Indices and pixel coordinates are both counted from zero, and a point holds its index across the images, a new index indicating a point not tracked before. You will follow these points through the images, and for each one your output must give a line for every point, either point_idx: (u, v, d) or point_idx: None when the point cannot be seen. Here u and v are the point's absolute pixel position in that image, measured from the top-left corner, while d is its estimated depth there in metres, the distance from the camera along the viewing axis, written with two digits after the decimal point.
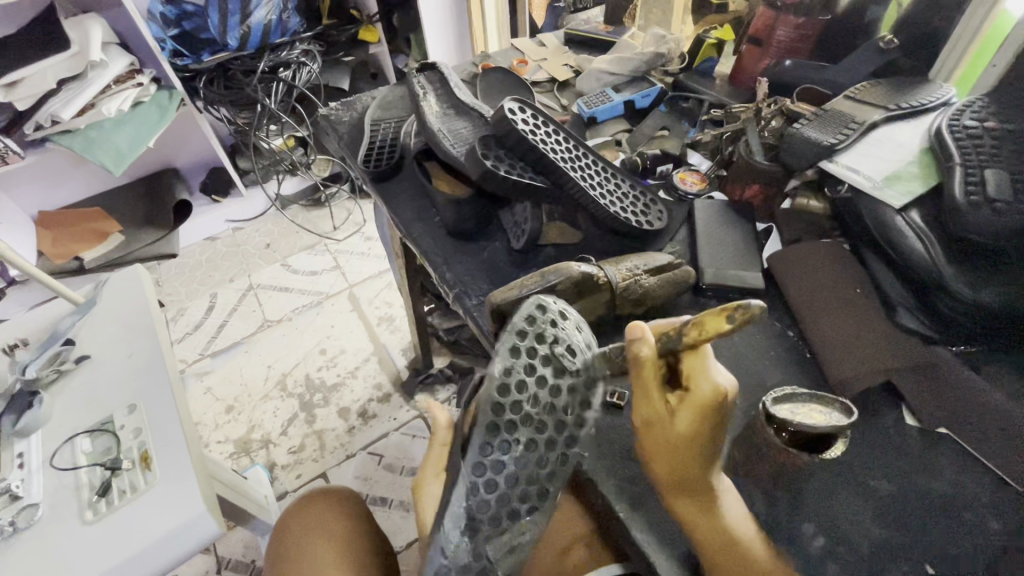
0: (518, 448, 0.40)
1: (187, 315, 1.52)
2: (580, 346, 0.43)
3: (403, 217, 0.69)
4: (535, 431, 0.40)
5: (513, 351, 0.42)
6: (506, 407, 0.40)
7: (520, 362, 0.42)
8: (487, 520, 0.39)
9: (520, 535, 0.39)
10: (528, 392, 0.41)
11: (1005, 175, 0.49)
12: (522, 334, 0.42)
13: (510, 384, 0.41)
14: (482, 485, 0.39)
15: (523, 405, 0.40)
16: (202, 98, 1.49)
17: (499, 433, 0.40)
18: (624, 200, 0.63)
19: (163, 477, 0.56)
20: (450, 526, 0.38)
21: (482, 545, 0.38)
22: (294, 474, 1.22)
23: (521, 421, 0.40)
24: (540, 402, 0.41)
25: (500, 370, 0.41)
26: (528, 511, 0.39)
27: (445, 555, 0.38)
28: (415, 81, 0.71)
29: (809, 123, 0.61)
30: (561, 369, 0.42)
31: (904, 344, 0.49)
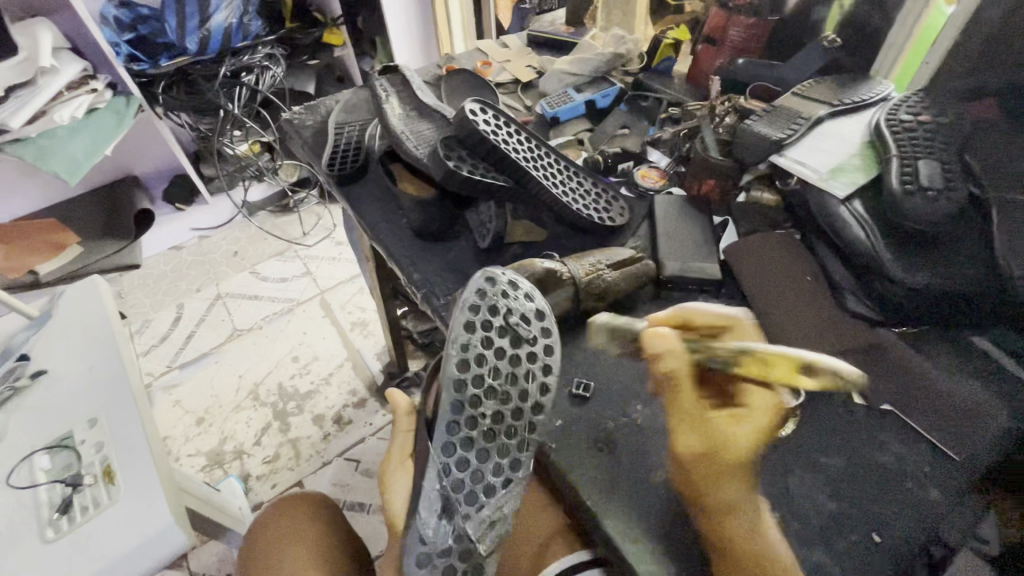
0: (484, 421, 0.45)
1: (153, 327, 1.48)
2: (531, 314, 0.48)
3: (370, 220, 0.69)
4: (499, 403, 0.46)
5: (470, 327, 0.46)
6: (469, 384, 0.45)
7: (476, 337, 0.46)
8: (462, 498, 0.43)
9: (499, 508, 0.44)
10: (489, 365, 0.46)
11: (937, 164, 0.52)
12: (474, 310, 0.47)
13: (469, 360, 0.46)
14: (456, 462, 0.44)
15: (486, 378, 0.46)
16: (161, 103, 1.46)
17: (467, 408, 0.45)
18: (587, 197, 0.64)
19: (127, 491, 0.55)
20: (429, 504, 0.43)
21: (461, 524, 0.43)
22: (269, 484, 1.20)
23: (485, 394, 0.46)
24: (500, 373, 0.46)
25: (460, 346, 0.46)
26: (501, 482, 0.44)
27: (424, 541, 0.42)
28: (377, 83, 0.72)
29: (759, 119, 0.64)
30: (517, 340, 0.48)
31: (850, 328, 0.51)
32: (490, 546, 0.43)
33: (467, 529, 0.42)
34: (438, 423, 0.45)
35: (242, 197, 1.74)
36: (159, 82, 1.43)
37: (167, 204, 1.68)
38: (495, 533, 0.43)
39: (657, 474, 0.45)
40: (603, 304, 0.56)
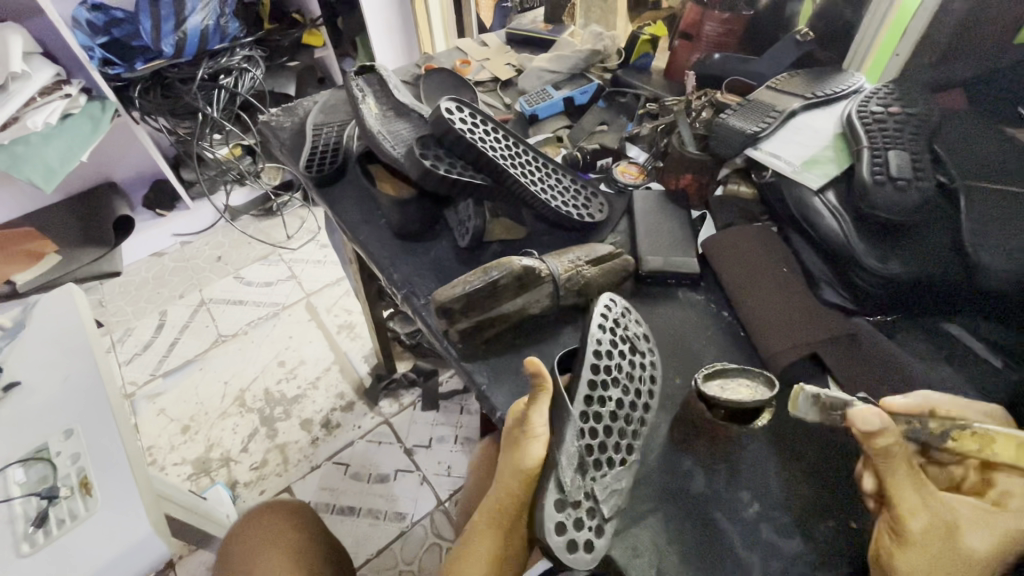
0: (611, 404, 0.45)
1: (135, 335, 1.46)
2: (640, 336, 0.51)
3: (350, 221, 0.69)
4: (623, 393, 0.46)
5: (599, 327, 0.49)
6: (600, 370, 0.46)
7: (604, 337, 0.48)
8: (592, 462, 0.42)
9: (618, 481, 0.42)
10: (614, 359, 0.47)
11: (907, 156, 0.52)
12: (603, 317, 0.50)
13: (599, 352, 0.47)
14: (587, 432, 0.43)
15: (612, 369, 0.47)
16: (137, 108, 1.43)
17: (598, 387, 0.45)
18: (566, 194, 0.64)
19: (105, 501, 0.54)
20: (565, 462, 0.40)
21: (591, 484, 0.41)
22: (257, 490, 1.19)
23: (611, 381, 0.46)
24: (624, 369, 0.48)
25: (594, 339, 0.48)
26: (622, 457, 0.43)
27: (561, 490, 0.39)
28: (354, 83, 0.71)
29: (734, 113, 0.65)
30: (634, 348, 0.50)
31: (826, 317, 0.53)
32: (610, 515, 0.41)
33: (594, 496, 0.41)
34: (575, 392, 0.44)
35: (224, 201, 1.72)
36: (135, 86, 1.40)
37: (147, 210, 1.66)
38: (614, 503, 0.41)
39: (637, 469, 0.46)
40: (583, 301, 0.56)
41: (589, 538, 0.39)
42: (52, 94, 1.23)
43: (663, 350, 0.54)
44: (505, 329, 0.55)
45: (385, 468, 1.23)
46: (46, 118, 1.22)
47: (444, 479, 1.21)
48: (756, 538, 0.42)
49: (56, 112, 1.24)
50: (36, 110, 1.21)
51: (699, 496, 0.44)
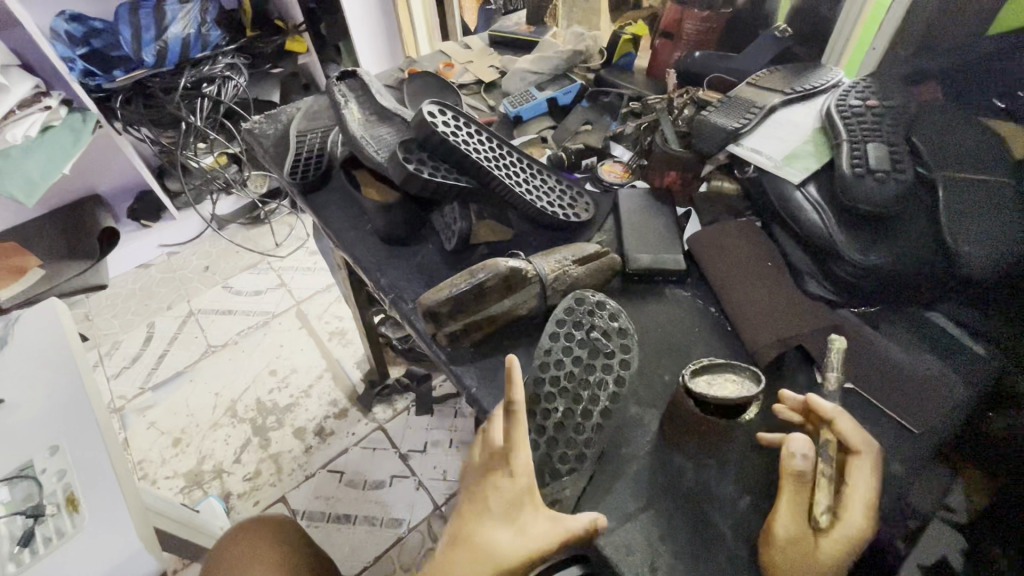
0: (557, 414, 0.46)
1: (123, 348, 1.44)
2: (613, 332, 0.50)
3: (336, 227, 0.68)
4: (572, 400, 0.47)
5: (552, 337, 0.49)
6: (547, 380, 0.47)
7: (558, 345, 0.49)
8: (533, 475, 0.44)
9: (560, 492, 0.44)
10: (566, 367, 0.48)
11: (885, 147, 0.53)
12: (559, 323, 0.50)
13: (548, 362, 0.48)
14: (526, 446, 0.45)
15: (561, 378, 0.47)
16: (120, 118, 1.41)
17: (541, 400, 0.46)
18: (550, 194, 0.64)
19: (92, 517, 0.54)
20: None
21: None
22: (252, 501, 1.18)
23: (558, 392, 0.47)
24: (575, 376, 0.48)
25: (543, 350, 0.49)
26: (567, 470, 0.44)
27: None
28: (336, 89, 0.71)
29: (715, 110, 0.65)
30: (595, 351, 0.49)
31: (811, 309, 0.53)
32: None
33: None
34: None
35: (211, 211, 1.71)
36: (116, 97, 1.38)
37: (132, 221, 1.64)
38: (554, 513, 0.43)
39: (627, 466, 0.46)
40: None
41: None
42: (31, 107, 1.22)
43: (651, 347, 0.54)
44: (494, 331, 0.55)
45: (380, 475, 1.22)
46: (26, 131, 1.20)
47: (439, 483, 1.20)
48: (746, 532, 0.42)
49: (36, 125, 1.22)
50: (16, 122, 1.19)
51: (691, 492, 0.44)
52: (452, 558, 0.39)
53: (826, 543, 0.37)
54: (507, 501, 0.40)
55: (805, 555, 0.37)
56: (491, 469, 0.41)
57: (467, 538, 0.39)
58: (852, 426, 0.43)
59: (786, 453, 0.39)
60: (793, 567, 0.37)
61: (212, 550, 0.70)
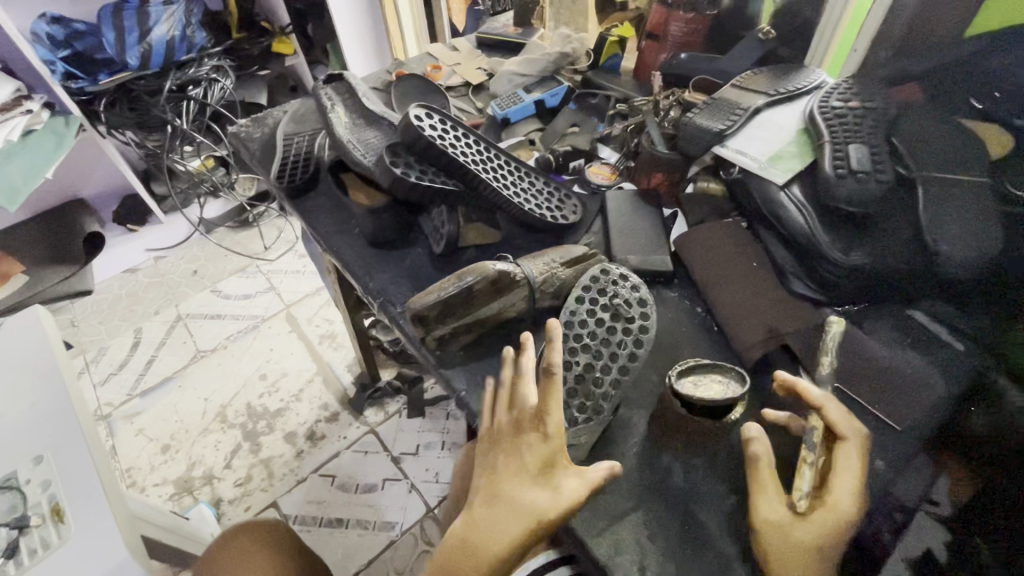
0: (579, 367, 0.48)
1: (110, 354, 1.43)
2: (634, 300, 0.51)
3: (324, 231, 0.68)
4: (593, 357, 0.49)
5: (578, 299, 0.51)
6: (570, 338, 0.49)
7: (583, 307, 0.51)
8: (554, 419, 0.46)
9: (578, 437, 0.46)
10: (591, 326, 0.50)
11: (866, 150, 0.54)
12: (587, 287, 0.52)
13: (573, 321, 0.50)
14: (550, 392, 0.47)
15: (584, 337, 0.49)
16: (104, 122, 1.40)
17: (564, 355, 0.49)
18: (538, 196, 0.65)
19: (79, 529, 0.53)
20: None
21: None
22: (243, 507, 1.17)
23: (582, 347, 0.49)
24: (597, 337, 0.49)
25: (568, 312, 0.51)
26: (582, 418, 0.46)
27: None
28: (322, 93, 0.70)
29: (700, 112, 0.66)
30: (617, 315, 0.50)
31: (794, 309, 0.53)
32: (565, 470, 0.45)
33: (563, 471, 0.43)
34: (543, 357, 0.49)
35: (198, 214, 1.69)
36: (100, 100, 1.37)
37: (118, 226, 1.62)
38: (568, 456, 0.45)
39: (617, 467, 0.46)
40: (560, 303, 0.56)
41: None
42: (12, 111, 1.21)
43: None
44: (483, 333, 0.55)
45: (372, 478, 1.21)
46: (7, 135, 1.20)
47: (432, 486, 1.20)
48: (734, 531, 0.43)
49: (18, 128, 1.22)
50: None
51: (679, 493, 0.44)
52: (484, 511, 0.40)
53: (804, 526, 0.38)
54: (541, 458, 0.41)
55: (781, 539, 0.38)
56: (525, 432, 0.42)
57: (499, 491, 0.41)
58: (843, 414, 0.43)
59: (745, 438, 0.42)
60: (776, 551, 0.37)
61: (202, 557, 0.69)
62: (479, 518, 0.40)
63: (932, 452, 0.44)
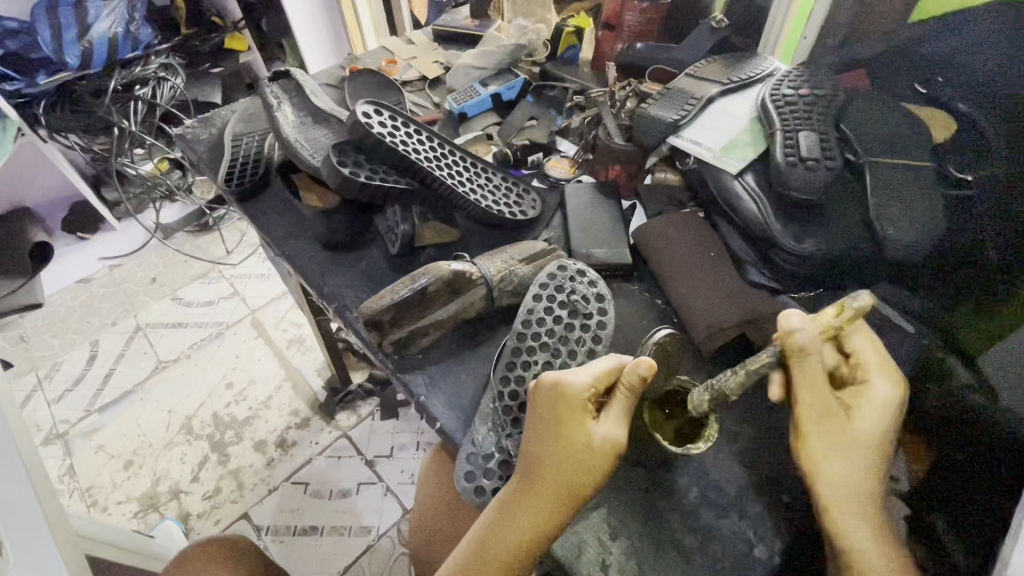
0: (537, 367, 0.47)
1: (64, 369, 1.36)
2: (592, 296, 0.51)
3: (275, 235, 0.66)
4: (551, 355, 0.48)
5: (535, 297, 0.50)
6: (528, 337, 0.49)
7: (540, 305, 0.50)
8: (510, 423, 0.46)
9: None
10: (548, 324, 0.49)
11: (816, 137, 0.54)
12: (545, 285, 0.51)
13: (530, 320, 0.49)
14: (507, 394, 0.47)
15: (542, 334, 0.49)
16: (45, 126, 1.32)
17: (522, 353, 0.48)
18: (496, 192, 0.63)
19: (19, 558, 0.50)
20: (481, 420, 0.46)
21: (504, 441, 0.45)
22: (213, 520, 1.14)
23: (539, 346, 0.48)
24: (556, 333, 0.49)
25: (526, 309, 0.50)
26: None
27: (474, 444, 0.46)
28: (267, 90, 0.67)
29: (655, 102, 0.65)
30: (575, 312, 0.50)
31: (752, 295, 0.54)
32: None
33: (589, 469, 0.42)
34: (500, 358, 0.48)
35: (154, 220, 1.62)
36: (39, 102, 1.29)
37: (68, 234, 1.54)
38: None
39: None
40: (519, 301, 0.55)
41: (499, 485, 0.43)
42: None
43: None
44: (442, 336, 0.54)
45: (347, 483, 1.19)
46: None
47: (407, 488, 1.19)
48: (695, 522, 0.43)
49: None
50: None
51: (642, 488, 0.44)
52: (522, 510, 0.39)
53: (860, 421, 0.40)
54: (569, 458, 0.39)
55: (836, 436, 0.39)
56: (572, 439, 0.40)
57: (543, 470, 0.39)
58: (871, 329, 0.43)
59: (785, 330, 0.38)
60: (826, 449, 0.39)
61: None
62: (530, 507, 0.39)
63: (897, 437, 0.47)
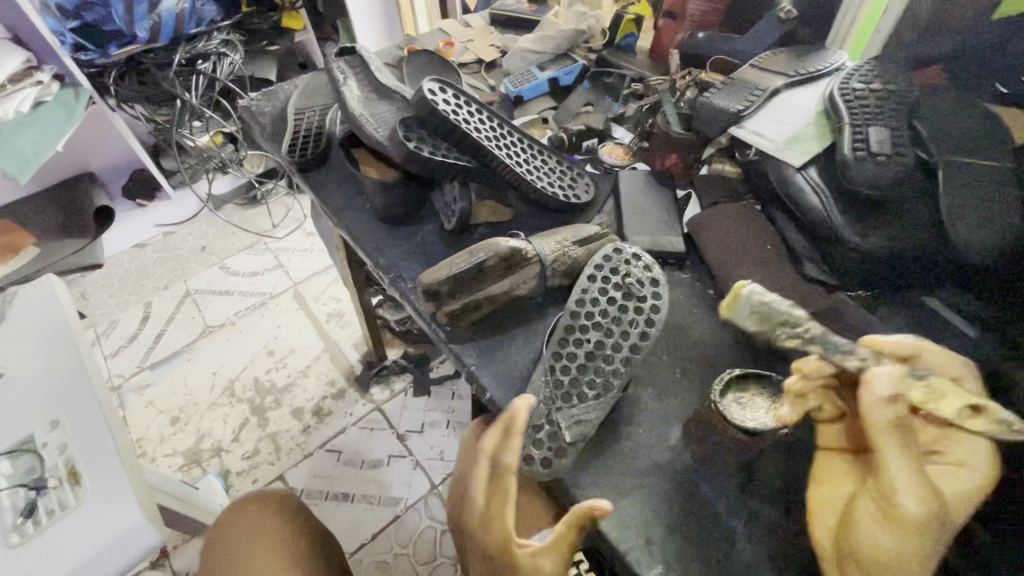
0: (589, 344, 0.49)
1: (119, 327, 1.44)
2: (646, 280, 0.51)
3: (334, 206, 0.68)
4: (603, 335, 0.49)
5: (591, 278, 0.52)
6: (582, 316, 0.50)
7: (595, 286, 0.51)
8: (560, 396, 0.47)
9: (587, 412, 0.46)
10: (602, 305, 0.50)
11: (887, 133, 0.53)
12: (599, 268, 0.52)
13: (585, 300, 0.51)
14: (559, 368, 0.48)
15: (595, 314, 0.50)
16: (114, 95, 1.40)
17: (576, 331, 0.50)
18: (551, 174, 0.64)
19: (94, 490, 0.54)
20: (532, 391, 0.47)
21: (555, 414, 0.46)
22: (251, 479, 1.19)
23: (592, 325, 0.50)
24: (609, 314, 0.50)
25: (580, 290, 0.51)
26: (593, 394, 0.46)
27: (524, 415, 0.47)
28: (334, 66, 0.69)
29: (718, 92, 0.65)
30: (629, 294, 0.50)
31: (806, 292, 0.53)
32: (574, 443, 0.45)
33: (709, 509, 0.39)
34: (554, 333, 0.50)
35: (207, 190, 1.69)
36: (110, 72, 1.36)
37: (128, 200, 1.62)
38: (578, 433, 0.45)
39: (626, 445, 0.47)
40: (571, 281, 0.56)
41: (547, 456, 0.44)
42: (23, 80, 1.21)
43: None
44: (494, 310, 0.55)
45: (379, 454, 1.23)
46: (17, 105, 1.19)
47: (436, 463, 1.22)
48: (741, 509, 0.43)
49: (29, 99, 1.21)
50: (8, 96, 1.19)
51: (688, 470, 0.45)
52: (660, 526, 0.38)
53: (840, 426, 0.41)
54: None
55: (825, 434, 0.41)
56: None
57: None
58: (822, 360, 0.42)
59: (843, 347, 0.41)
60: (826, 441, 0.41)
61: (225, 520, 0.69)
62: None
63: None
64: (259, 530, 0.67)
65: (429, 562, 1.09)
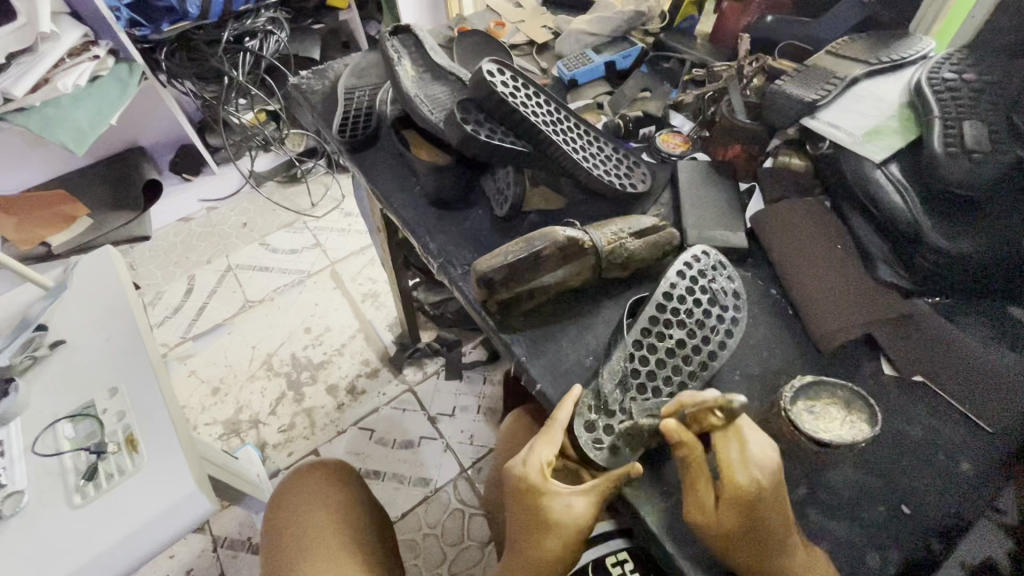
0: (671, 341, 0.47)
1: (165, 298, 1.48)
2: (729, 291, 0.51)
3: (383, 187, 0.67)
4: (686, 334, 0.48)
5: (679, 274, 0.50)
6: (668, 311, 0.48)
7: (683, 283, 0.50)
8: (636, 386, 0.45)
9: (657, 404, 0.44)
10: (688, 304, 0.49)
11: (983, 128, 0.49)
12: (689, 265, 0.51)
13: (672, 295, 0.49)
14: (637, 357, 0.46)
15: (681, 311, 0.48)
16: (165, 70, 1.42)
17: (660, 325, 0.48)
18: (607, 162, 0.62)
19: (150, 457, 0.56)
20: (608, 376, 0.46)
21: (627, 403, 0.44)
22: (286, 452, 1.21)
23: (677, 322, 0.48)
24: (694, 316, 0.49)
25: (669, 283, 0.50)
26: (668, 394, 0.45)
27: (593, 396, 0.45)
28: (388, 45, 0.68)
29: (791, 80, 0.61)
30: (714, 300, 0.50)
31: (879, 298, 0.50)
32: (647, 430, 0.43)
33: (753, 527, 0.36)
34: (635, 321, 0.48)
35: (249, 167, 1.72)
36: (161, 49, 1.39)
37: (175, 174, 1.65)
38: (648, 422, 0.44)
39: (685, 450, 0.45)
40: (625, 274, 0.54)
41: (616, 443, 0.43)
42: (80, 55, 1.22)
43: None
44: (544, 301, 0.54)
45: (411, 436, 1.24)
46: (76, 81, 1.21)
47: (466, 447, 1.22)
48: (804, 523, 0.42)
49: (86, 75, 1.23)
50: (67, 71, 1.20)
51: None
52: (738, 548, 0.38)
53: (732, 475, 0.37)
54: (710, 512, 0.37)
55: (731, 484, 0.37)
56: (702, 503, 0.38)
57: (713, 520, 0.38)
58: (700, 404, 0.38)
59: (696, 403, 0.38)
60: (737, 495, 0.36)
61: (288, 482, 0.71)
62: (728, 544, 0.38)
63: (1009, 465, 0.43)
64: (336, 498, 0.69)
65: (458, 544, 1.09)
